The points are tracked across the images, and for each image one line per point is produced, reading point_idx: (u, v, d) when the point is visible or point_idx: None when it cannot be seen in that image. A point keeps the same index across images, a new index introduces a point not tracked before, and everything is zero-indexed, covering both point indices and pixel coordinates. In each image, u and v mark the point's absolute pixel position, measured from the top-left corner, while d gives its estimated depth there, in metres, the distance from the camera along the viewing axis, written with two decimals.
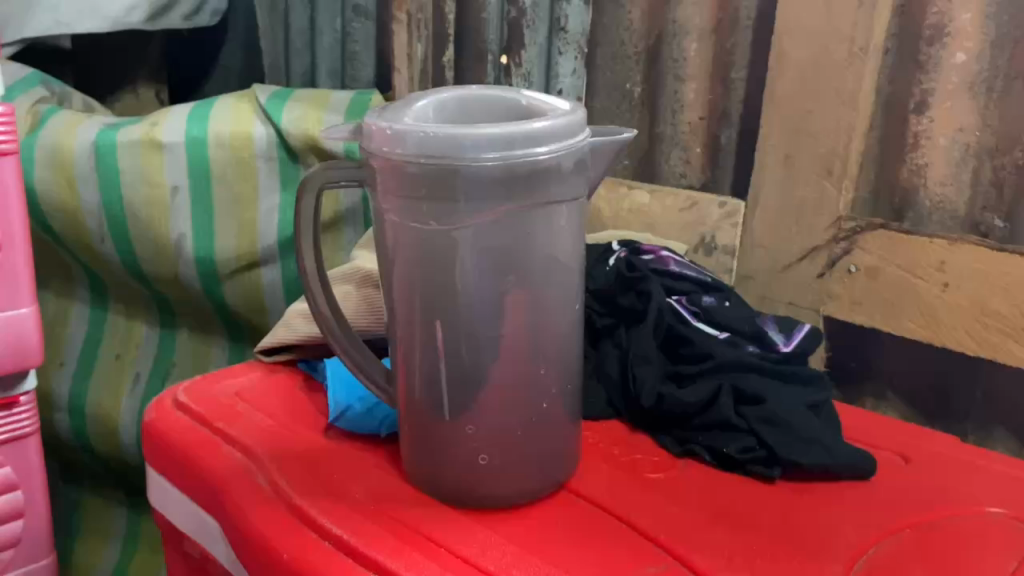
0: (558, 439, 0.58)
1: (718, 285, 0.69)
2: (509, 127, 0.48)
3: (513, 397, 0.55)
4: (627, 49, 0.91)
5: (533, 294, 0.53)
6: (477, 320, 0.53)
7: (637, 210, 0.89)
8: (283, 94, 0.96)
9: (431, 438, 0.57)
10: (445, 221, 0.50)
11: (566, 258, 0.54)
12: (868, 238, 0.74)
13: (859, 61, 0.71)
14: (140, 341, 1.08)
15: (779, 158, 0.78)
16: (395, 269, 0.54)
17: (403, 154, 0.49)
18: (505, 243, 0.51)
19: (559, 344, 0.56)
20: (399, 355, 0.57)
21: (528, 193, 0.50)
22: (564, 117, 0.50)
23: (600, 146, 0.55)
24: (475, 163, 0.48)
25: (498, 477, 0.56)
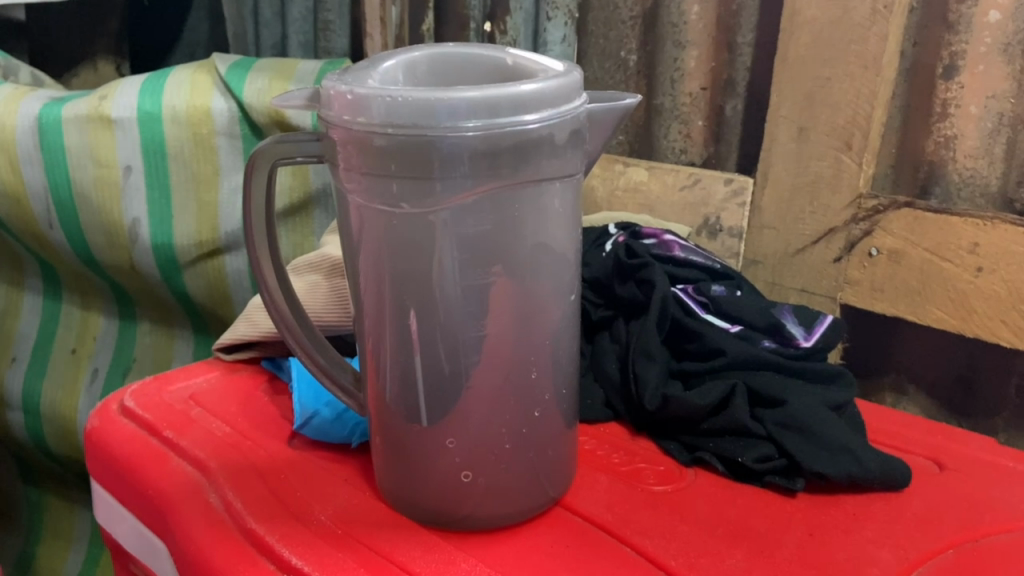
0: (551, 451, 0.51)
1: (728, 272, 0.62)
2: (491, 90, 0.40)
3: (500, 406, 0.48)
4: (622, 13, 0.83)
5: (522, 288, 0.46)
6: (458, 319, 0.45)
7: (634, 189, 0.82)
8: (245, 63, 0.88)
9: (407, 453, 0.50)
10: (419, 203, 0.43)
11: (560, 245, 0.47)
12: (892, 218, 0.66)
13: (883, 20, 0.64)
14: (97, 334, 1.00)
15: (791, 130, 0.70)
16: (362, 260, 0.47)
17: (367, 124, 0.41)
18: (489, 228, 0.44)
19: (552, 343, 0.49)
20: (369, 358, 0.50)
21: (515, 170, 0.43)
22: (556, 79, 0.43)
23: (598, 113, 0.47)
24: (452, 133, 0.40)
25: (485, 497, 0.49)
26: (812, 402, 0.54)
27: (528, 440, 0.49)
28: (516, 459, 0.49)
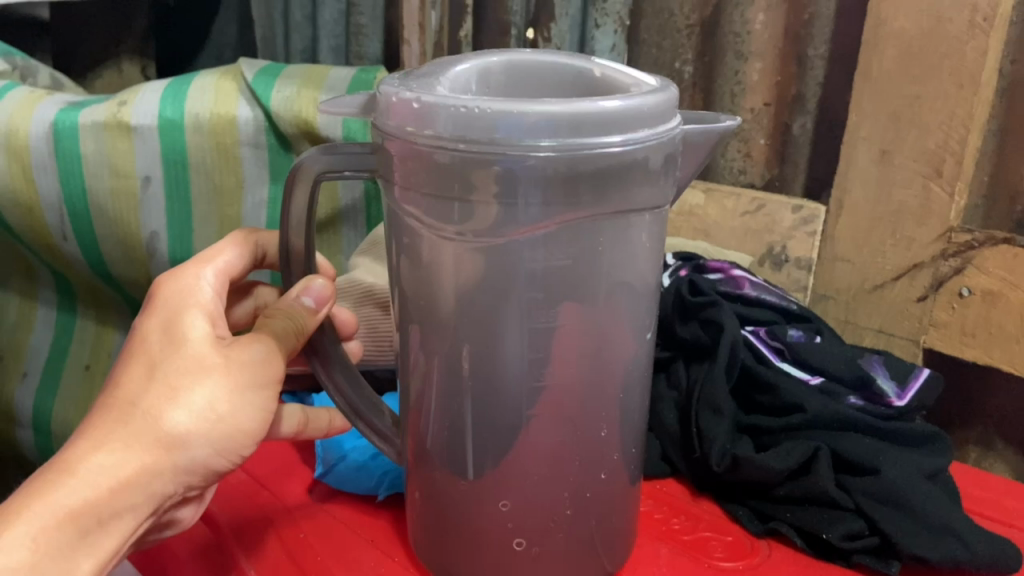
0: (616, 518, 0.44)
1: (805, 314, 0.56)
2: (580, 104, 0.34)
3: (564, 467, 0.42)
4: (677, 21, 0.77)
5: (597, 333, 0.40)
6: (522, 365, 0.39)
7: (688, 212, 0.75)
8: (273, 69, 0.82)
9: (452, 514, 0.43)
10: (478, 232, 0.37)
11: (641, 283, 0.40)
12: (987, 255, 0.60)
13: (982, 34, 0.57)
14: (112, 350, 0.95)
15: (872, 152, 0.63)
16: (412, 296, 0.41)
17: (433, 136, 0.35)
18: (567, 263, 0.37)
19: (625, 397, 0.42)
20: (412, 402, 0.43)
21: (595, 198, 0.36)
22: (655, 94, 0.36)
23: (690, 136, 0.41)
24: (529, 154, 0.34)
25: (536, 568, 0.43)
26: (908, 471, 0.47)
27: (590, 505, 0.43)
28: (574, 527, 0.43)
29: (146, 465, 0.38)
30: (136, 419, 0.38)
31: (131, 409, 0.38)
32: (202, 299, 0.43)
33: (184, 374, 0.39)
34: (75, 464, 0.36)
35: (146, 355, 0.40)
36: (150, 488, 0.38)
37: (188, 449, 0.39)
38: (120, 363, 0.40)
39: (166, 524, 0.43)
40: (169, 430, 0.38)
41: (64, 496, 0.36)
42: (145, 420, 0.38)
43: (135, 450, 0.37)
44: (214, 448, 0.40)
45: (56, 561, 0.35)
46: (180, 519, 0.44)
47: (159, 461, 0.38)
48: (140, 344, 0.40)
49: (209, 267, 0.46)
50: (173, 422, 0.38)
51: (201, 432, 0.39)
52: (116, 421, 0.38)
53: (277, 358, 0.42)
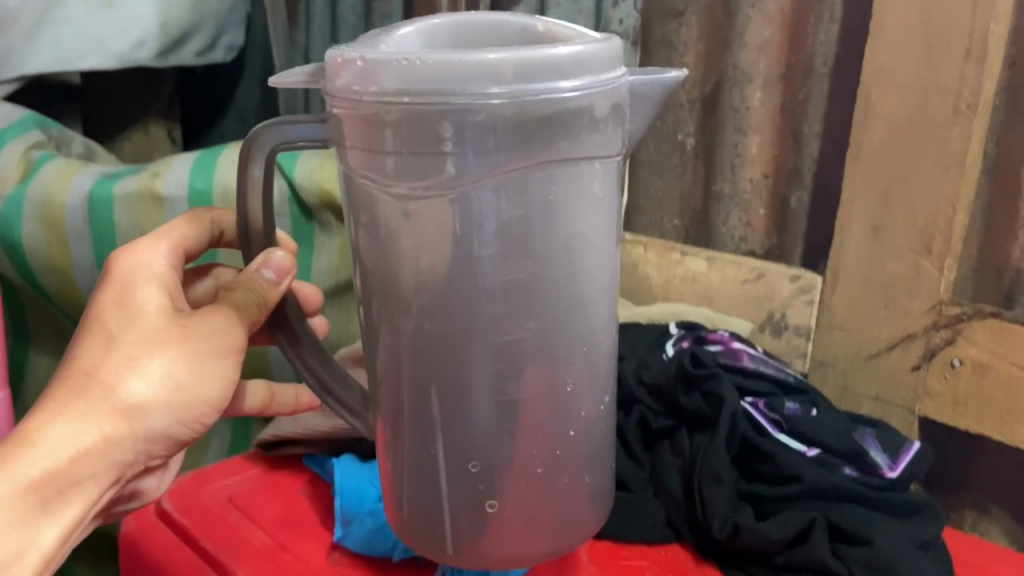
0: (587, 479, 0.49)
1: (801, 386, 0.59)
2: (522, 52, 0.38)
3: (530, 423, 0.46)
4: (679, 95, 0.81)
5: (556, 287, 0.43)
6: (484, 323, 0.43)
7: (692, 279, 0.79)
8: (298, 143, 0.87)
9: (426, 480, 0.47)
10: (438, 188, 0.40)
11: (598, 237, 0.44)
12: (976, 327, 0.63)
13: (966, 119, 0.60)
14: None
15: (865, 229, 0.66)
16: (373, 269, 0.44)
17: (379, 91, 0.39)
18: (521, 215, 0.41)
19: (588, 352, 0.46)
20: (380, 373, 0.47)
21: (544, 148, 0.40)
22: (597, 43, 0.40)
23: (638, 87, 0.46)
24: (479, 100, 0.38)
25: (510, 527, 0.47)
26: (899, 540, 0.49)
27: (561, 462, 0.47)
28: (546, 485, 0.47)
29: (107, 432, 0.43)
30: (95, 390, 0.43)
31: (89, 379, 0.43)
32: (157, 280, 0.49)
33: (139, 347, 0.45)
34: (37, 433, 0.41)
35: (102, 328, 0.45)
36: (112, 454, 0.43)
37: (147, 419, 0.44)
38: (79, 338, 0.45)
39: (130, 495, 0.53)
40: (128, 399, 0.43)
41: (28, 462, 0.40)
42: (101, 391, 0.43)
43: (95, 419, 0.42)
44: (172, 416, 0.46)
45: (22, 526, 0.40)
46: (142, 489, 0.54)
47: (119, 430, 0.43)
48: (97, 319, 0.46)
49: (162, 249, 0.52)
50: (132, 393, 0.44)
51: (159, 400, 0.45)
52: (75, 391, 0.43)
53: (235, 329, 0.48)
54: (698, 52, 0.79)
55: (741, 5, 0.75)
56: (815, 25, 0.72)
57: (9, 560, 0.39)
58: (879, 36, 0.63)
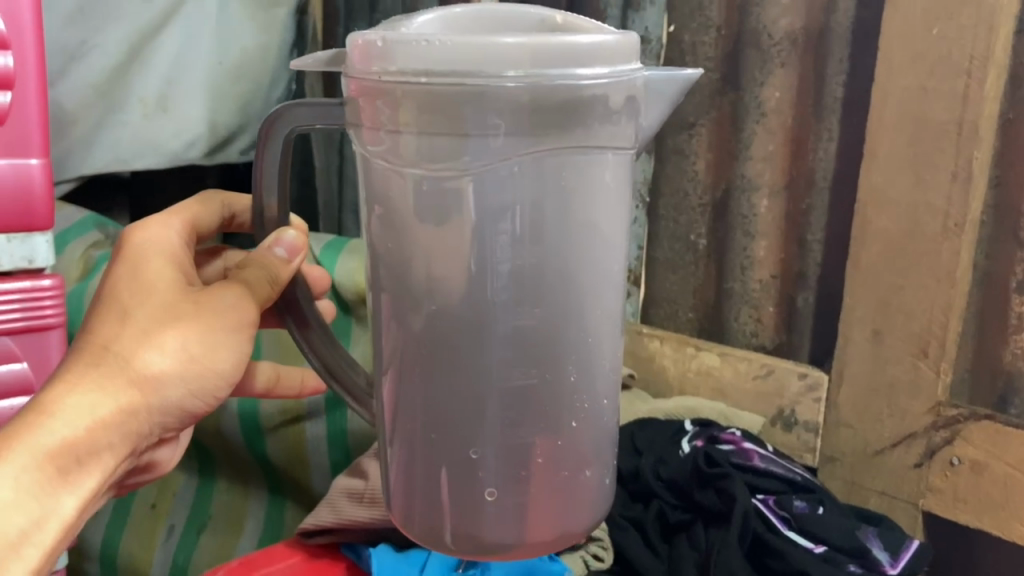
0: (587, 474, 0.48)
1: (809, 485, 0.64)
2: (540, 37, 0.39)
3: (535, 408, 0.46)
4: (691, 200, 0.88)
5: (564, 274, 0.44)
6: (496, 307, 0.44)
7: (706, 372, 0.85)
8: (338, 242, 0.93)
9: (426, 467, 0.46)
10: (452, 164, 0.41)
11: (608, 230, 0.45)
12: (972, 429, 0.68)
13: (955, 236, 0.67)
14: (177, 490, 1.02)
15: (866, 331, 0.73)
16: (385, 260, 0.45)
17: (399, 71, 0.40)
18: (529, 204, 0.43)
19: (594, 343, 0.47)
20: (385, 365, 0.47)
21: (558, 131, 0.42)
22: (618, 35, 0.42)
23: (653, 79, 0.48)
24: (495, 82, 0.39)
25: (508, 516, 0.46)
26: None
27: (563, 453, 0.47)
28: (548, 474, 0.47)
29: (122, 404, 0.46)
30: (110, 363, 0.46)
31: (106, 353, 0.46)
32: (170, 260, 0.52)
33: (153, 323, 0.47)
34: (56, 405, 0.44)
35: (117, 306, 0.48)
36: (125, 425, 0.46)
37: (161, 390, 0.47)
38: (95, 315, 0.48)
39: (146, 463, 0.57)
40: (142, 371, 0.46)
41: (48, 430, 0.43)
42: (118, 364, 0.46)
43: (111, 390, 0.45)
44: (184, 388, 0.48)
45: (42, 494, 0.43)
46: (158, 460, 0.58)
47: (135, 401, 0.46)
48: (112, 299, 0.48)
49: (178, 228, 0.56)
50: (147, 366, 0.47)
51: (172, 373, 0.47)
52: (92, 365, 0.46)
53: (246, 304, 0.49)
54: (708, 161, 0.86)
55: (746, 121, 0.82)
56: (814, 142, 0.78)
57: (31, 524, 0.42)
58: (872, 159, 0.70)
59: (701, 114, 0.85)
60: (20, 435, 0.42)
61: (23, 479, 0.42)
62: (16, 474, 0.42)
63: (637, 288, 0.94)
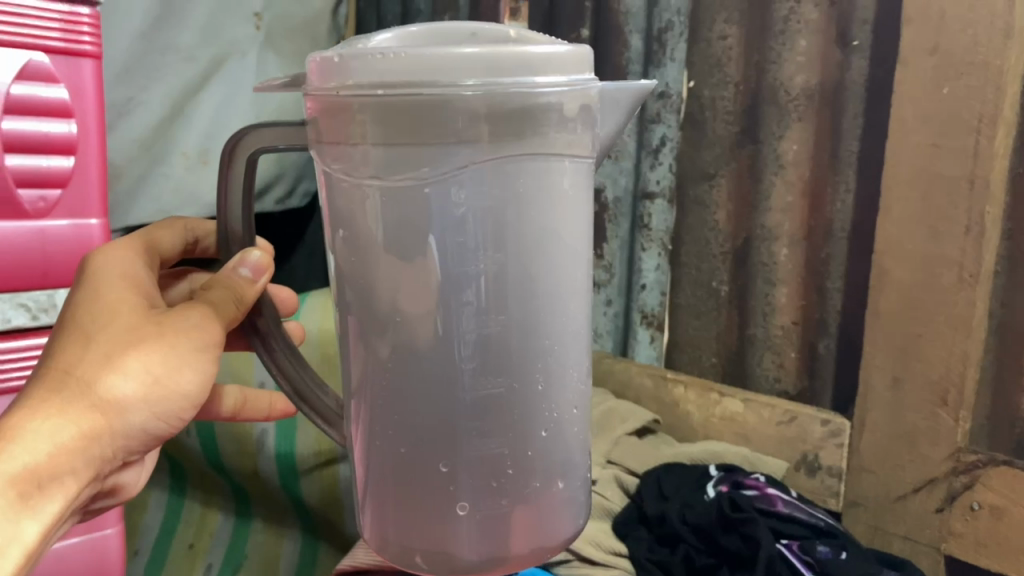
0: (560, 485, 0.46)
1: (832, 530, 0.66)
2: (493, 46, 0.38)
3: (504, 420, 0.44)
4: (713, 248, 0.91)
5: (527, 280, 0.43)
6: (459, 317, 0.42)
7: (730, 418, 0.87)
8: None
9: (397, 483, 0.44)
10: (412, 175, 0.40)
11: (570, 237, 0.44)
12: (992, 474, 0.70)
13: (970, 287, 0.69)
14: (214, 529, 1.05)
15: (886, 379, 0.75)
16: (351, 280, 0.43)
17: (359, 84, 0.39)
18: (492, 212, 0.41)
19: (562, 352, 0.45)
20: (353, 386, 0.45)
21: (515, 136, 0.40)
22: (570, 45, 0.41)
23: (608, 90, 0.47)
24: (450, 92, 0.38)
25: (482, 530, 0.44)
26: None
27: (533, 464, 0.45)
28: (519, 487, 0.45)
29: (84, 429, 0.41)
30: (72, 389, 0.41)
31: (66, 378, 0.41)
32: (129, 278, 0.46)
33: (114, 343, 0.42)
34: (14, 431, 0.39)
35: (76, 328, 0.43)
36: (90, 450, 0.41)
37: (125, 415, 0.42)
38: (59, 337, 0.43)
39: (111, 488, 0.50)
40: (106, 396, 0.41)
41: (8, 458, 0.38)
42: (80, 389, 0.41)
43: (72, 415, 0.40)
44: (149, 411, 0.43)
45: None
46: (123, 484, 0.51)
47: (96, 427, 0.41)
48: (72, 321, 0.43)
49: (137, 251, 0.51)
50: (110, 390, 0.41)
51: (137, 399, 0.42)
52: (52, 389, 0.41)
53: (211, 324, 0.45)
54: (728, 210, 0.89)
55: (765, 173, 0.85)
56: (832, 194, 0.81)
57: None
58: (888, 212, 0.73)
59: (720, 166, 0.89)
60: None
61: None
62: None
63: (661, 333, 0.97)
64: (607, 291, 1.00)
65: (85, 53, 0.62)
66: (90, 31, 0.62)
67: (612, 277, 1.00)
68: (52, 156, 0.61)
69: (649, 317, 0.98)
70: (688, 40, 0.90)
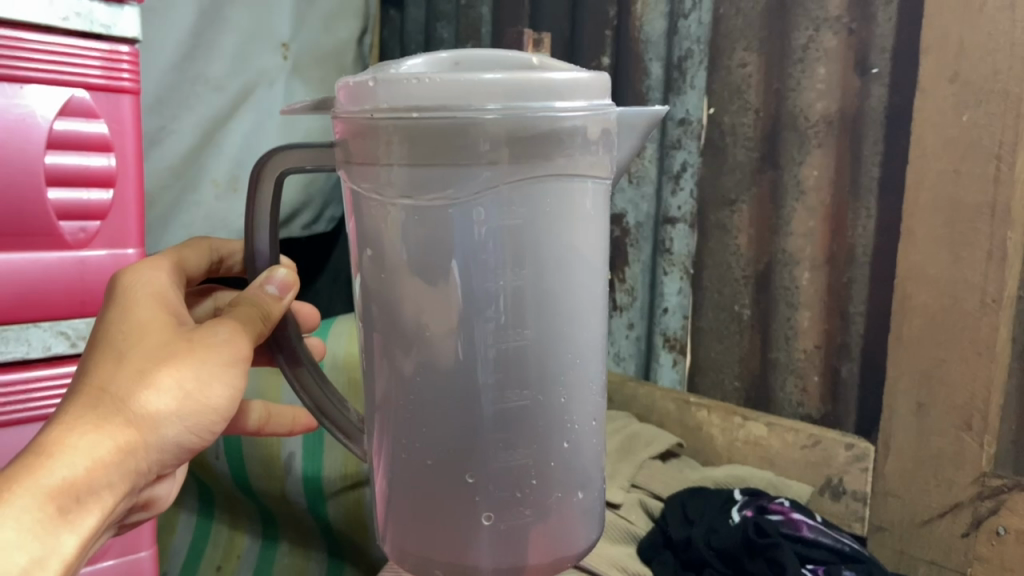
0: (581, 495, 0.44)
1: (857, 555, 0.67)
2: (518, 73, 0.37)
3: (527, 433, 0.42)
4: (735, 272, 0.91)
5: (552, 291, 0.41)
6: (482, 329, 0.41)
7: (754, 442, 0.87)
8: None
9: (418, 495, 0.43)
10: (437, 193, 0.39)
11: (592, 251, 0.42)
12: (1017, 498, 0.70)
13: (993, 312, 0.69)
14: (241, 552, 1.07)
15: (910, 404, 0.75)
16: (375, 297, 0.42)
17: (390, 108, 0.38)
18: (517, 225, 0.40)
19: (584, 365, 0.43)
20: (377, 401, 0.44)
21: (538, 159, 0.39)
22: (591, 73, 0.40)
23: (626, 116, 0.45)
24: (475, 117, 0.37)
25: (505, 542, 0.42)
26: None
27: (555, 477, 0.43)
28: (542, 499, 0.43)
29: (121, 442, 0.40)
30: (108, 406, 0.40)
31: (101, 395, 0.40)
32: (158, 295, 0.45)
33: (146, 360, 0.41)
34: (55, 447, 0.38)
35: (106, 346, 0.42)
36: (127, 464, 0.40)
37: (160, 429, 0.41)
38: (90, 355, 0.42)
39: (144, 503, 0.49)
40: (141, 412, 0.41)
41: (48, 472, 0.37)
42: (116, 406, 0.40)
43: (110, 430, 0.39)
44: (182, 427, 0.43)
45: (43, 534, 0.36)
46: (158, 496, 0.50)
47: (132, 442, 0.40)
48: (103, 338, 0.42)
49: (167, 268, 0.49)
50: (146, 406, 0.41)
51: (171, 415, 0.42)
52: (87, 405, 0.40)
53: (239, 339, 0.44)
54: (750, 235, 0.90)
55: (786, 199, 0.86)
56: (853, 219, 0.82)
57: (33, 565, 0.35)
58: (909, 237, 0.74)
59: (741, 192, 0.90)
60: (18, 478, 0.36)
61: (24, 524, 0.36)
62: (16, 516, 0.35)
63: (683, 356, 0.98)
64: (630, 314, 1.02)
65: (124, 90, 0.63)
66: (129, 69, 0.63)
67: (635, 301, 1.01)
68: (91, 189, 0.62)
69: (671, 340, 0.98)
70: (708, 68, 0.91)
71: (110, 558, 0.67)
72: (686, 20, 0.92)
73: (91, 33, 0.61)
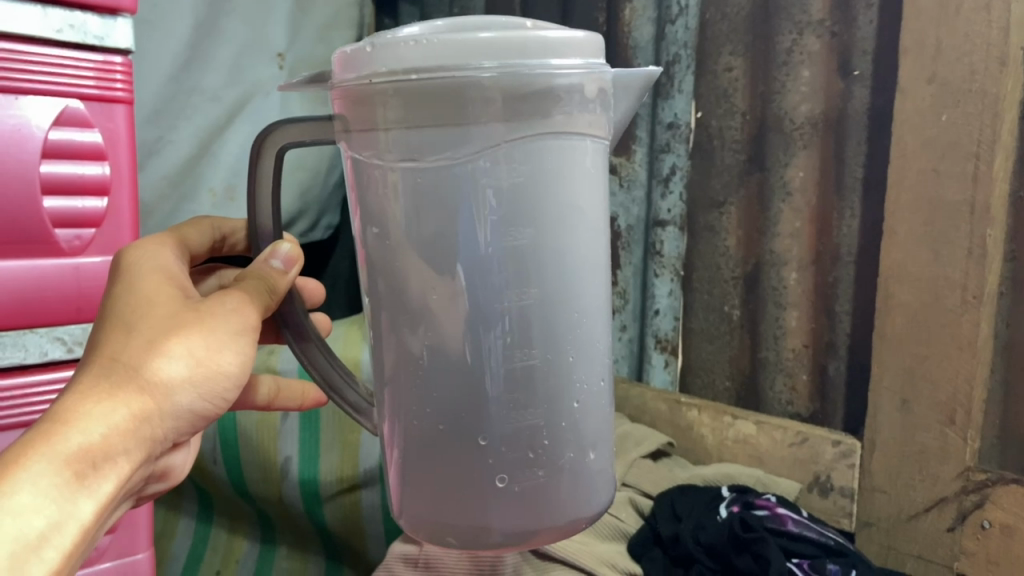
0: (591, 456, 0.44)
1: (842, 549, 0.68)
2: (513, 30, 0.38)
3: (539, 394, 0.42)
4: (724, 273, 0.93)
5: (559, 251, 0.41)
6: (491, 291, 0.40)
7: (743, 440, 0.88)
8: None
9: (431, 463, 0.42)
10: (438, 153, 0.39)
11: (593, 210, 0.42)
12: (1001, 492, 0.71)
13: (974, 308, 0.70)
14: (240, 556, 1.08)
15: (894, 401, 0.76)
16: (380, 272, 0.42)
17: (390, 71, 0.38)
18: (523, 185, 0.40)
19: (590, 325, 0.43)
20: (385, 374, 0.43)
21: (535, 114, 0.39)
22: (586, 32, 0.40)
23: (619, 78, 0.45)
24: (472, 75, 0.38)
25: (518, 504, 0.42)
26: None
27: (567, 437, 0.43)
28: (554, 459, 0.43)
29: (135, 410, 0.40)
30: (120, 374, 0.40)
31: (114, 364, 0.40)
32: (163, 271, 0.46)
33: (156, 330, 0.42)
34: (70, 414, 0.38)
35: (116, 317, 0.42)
36: (142, 432, 0.41)
37: (173, 397, 0.42)
38: (99, 328, 0.43)
39: (161, 472, 0.50)
40: (154, 380, 0.41)
41: (64, 439, 0.37)
42: (129, 375, 0.40)
43: (123, 397, 0.40)
44: (195, 393, 0.43)
45: (61, 499, 0.37)
46: (173, 466, 0.51)
47: (146, 409, 0.41)
48: (112, 310, 0.43)
49: (170, 245, 0.50)
50: (159, 373, 0.41)
51: (184, 382, 0.42)
52: (100, 375, 0.40)
53: (247, 308, 0.44)
54: (739, 236, 0.91)
55: (773, 200, 0.87)
56: (838, 219, 0.83)
57: (50, 529, 0.36)
58: (892, 236, 0.75)
59: (729, 194, 0.91)
60: (36, 443, 0.37)
61: (42, 488, 0.36)
62: (33, 481, 0.36)
63: (675, 357, 0.99)
64: (622, 316, 1.03)
65: (118, 99, 0.65)
66: (123, 79, 0.65)
67: (627, 303, 1.03)
68: (86, 198, 0.63)
69: (663, 342, 1.00)
70: (695, 72, 0.92)
71: (107, 561, 0.68)
72: (673, 26, 0.93)
73: (85, 44, 0.62)
